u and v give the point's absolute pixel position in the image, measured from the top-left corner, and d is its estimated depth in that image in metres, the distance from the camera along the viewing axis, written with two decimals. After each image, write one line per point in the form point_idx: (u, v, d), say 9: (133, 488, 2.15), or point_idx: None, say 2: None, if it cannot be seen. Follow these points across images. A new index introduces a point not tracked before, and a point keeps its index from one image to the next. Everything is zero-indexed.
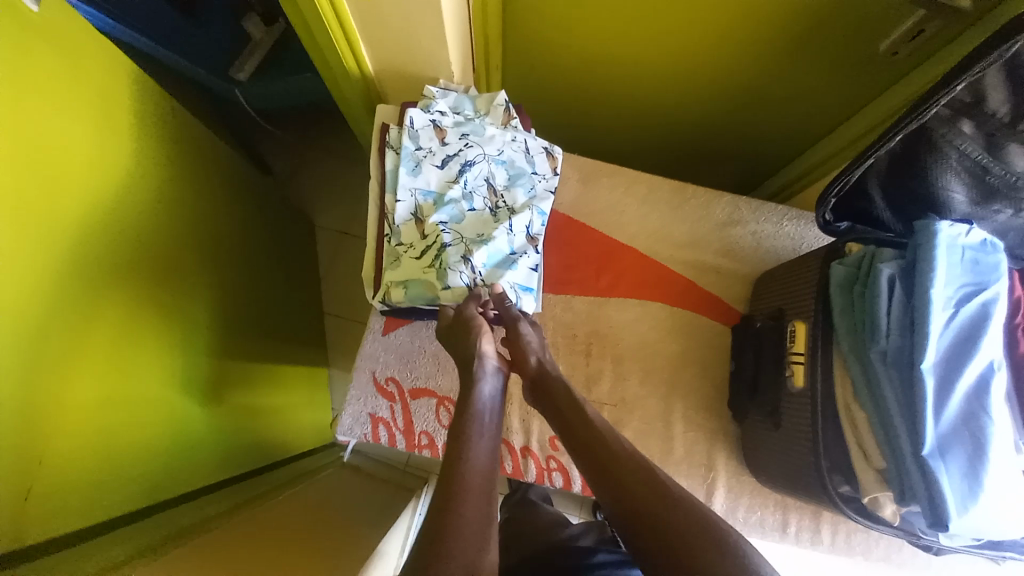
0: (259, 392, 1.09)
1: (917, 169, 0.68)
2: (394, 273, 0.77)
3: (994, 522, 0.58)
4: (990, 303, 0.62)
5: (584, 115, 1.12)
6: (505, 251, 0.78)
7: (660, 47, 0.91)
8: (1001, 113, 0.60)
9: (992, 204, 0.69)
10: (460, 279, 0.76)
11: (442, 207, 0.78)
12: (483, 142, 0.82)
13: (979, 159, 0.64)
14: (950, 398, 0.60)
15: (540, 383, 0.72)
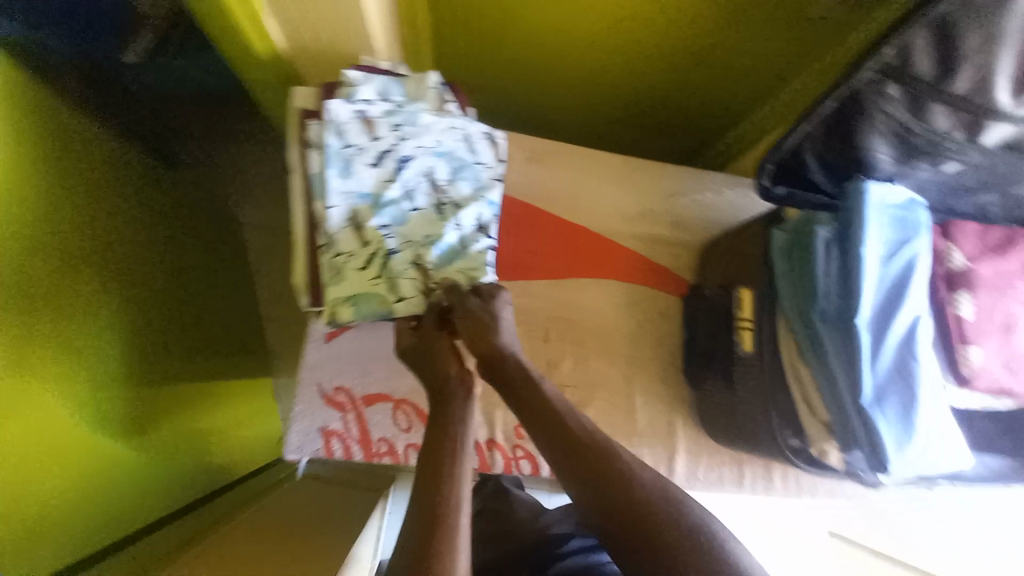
0: (197, 417, 1.00)
1: (845, 132, 0.71)
2: (337, 290, 0.70)
3: (925, 458, 0.63)
4: (914, 257, 0.67)
5: (525, 90, 1.08)
6: (456, 247, 0.73)
7: (598, 16, 0.88)
8: (924, 73, 0.62)
9: (915, 162, 0.73)
10: (411, 284, 0.70)
11: (383, 210, 0.71)
12: (419, 133, 0.76)
13: (904, 121, 0.67)
14: (884, 349, 0.64)
15: (496, 373, 0.64)
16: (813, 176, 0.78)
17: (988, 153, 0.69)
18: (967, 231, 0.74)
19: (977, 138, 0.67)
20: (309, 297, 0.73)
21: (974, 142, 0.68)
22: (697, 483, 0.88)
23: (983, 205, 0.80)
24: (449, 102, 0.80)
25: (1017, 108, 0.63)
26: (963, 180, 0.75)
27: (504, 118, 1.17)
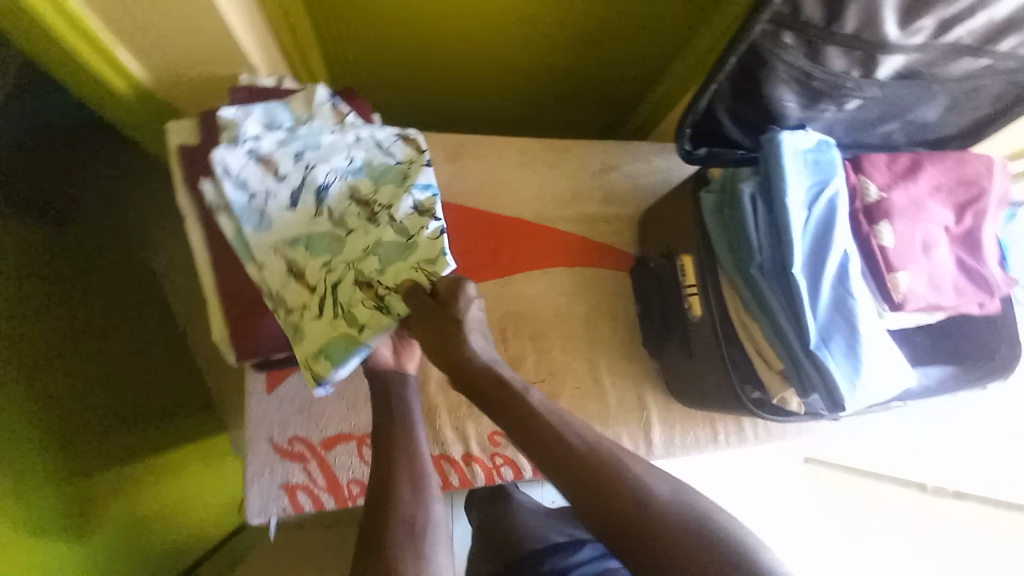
0: (139, 500, 0.91)
1: (751, 87, 0.72)
2: (305, 349, 0.62)
3: (875, 387, 0.66)
4: (835, 196, 0.69)
5: (432, 87, 1.03)
6: (400, 245, 0.61)
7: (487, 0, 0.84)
8: (815, 18, 0.63)
9: (821, 104, 0.75)
10: (369, 309, 0.60)
11: (317, 245, 0.64)
12: (325, 157, 0.68)
13: (804, 67, 0.69)
14: (821, 291, 0.65)
15: (469, 380, 0.62)
16: (729, 132, 0.80)
17: (882, 86, 0.73)
18: (878, 163, 0.78)
19: (871, 73, 0.71)
20: (236, 349, 0.68)
21: (870, 77, 0.72)
22: (677, 449, 0.89)
23: (886, 134, 0.85)
24: (346, 112, 0.73)
25: (903, 39, 0.67)
26: (864, 115, 0.79)
27: (418, 119, 1.11)
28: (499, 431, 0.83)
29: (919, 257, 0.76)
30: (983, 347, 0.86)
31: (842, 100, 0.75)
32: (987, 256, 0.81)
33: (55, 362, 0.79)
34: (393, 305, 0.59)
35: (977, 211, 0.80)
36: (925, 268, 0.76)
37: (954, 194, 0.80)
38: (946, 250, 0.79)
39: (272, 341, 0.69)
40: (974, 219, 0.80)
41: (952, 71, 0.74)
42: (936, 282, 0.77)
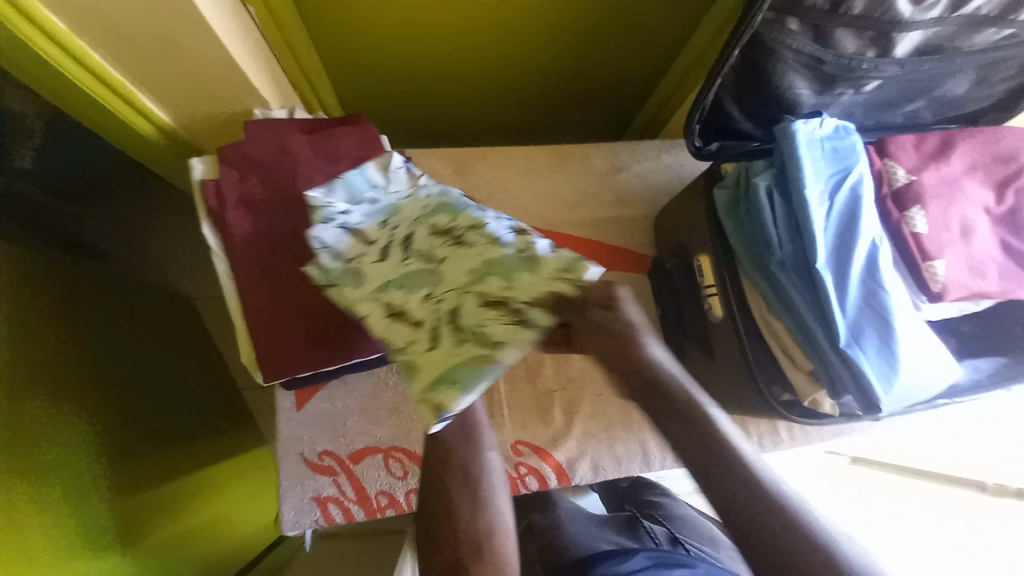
0: (185, 517, 0.95)
1: (756, 77, 0.70)
2: (417, 383, 0.51)
3: (916, 382, 0.62)
4: (858, 184, 0.66)
5: (437, 103, 1.05)
6: (519, 258, 0.55)
7: (484, 14, 0.85)
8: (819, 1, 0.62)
9: (835, 87, 0.73)
10: (506, 324, 0.51)
11: (414, 282, 0.57)
12: (407, 213, 0.66)
13: (813, 52, 0.67)
14: (849, 285, 0.62)
15: (640, 379, 0.57)
16: (738, 124, 0.78)
17: (902, 64, 0.71)
18: (905, 145, 0.75)
19: (887, 51, 0.69)
20: (263, 371, 0.71)
21: (888, 56, 0.69)
22: None
23: (911, 112, 0.82)
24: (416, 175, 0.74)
25: (918, 14, 0.65)
26: (884, 95, 0.77)
27: (423, 134, 1.14)
28: (521, 440, 0.83)
29: (956, 240, 0.72)
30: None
31: (859, 82, 0.73)
32: None
33: (112, 384, 0.86)
34: (534, 318, 0.51)
35: (1017, 188, 0.76)
36: (965, 252, 0.72)
37: (990, 171, 0.76)
38: (987, 231, 0.75)
39: (296, 360, 0.71)
40: (1015, 198, 0.76)
41: (972, 42, 0.71)
42: (979, 266, 0.72)
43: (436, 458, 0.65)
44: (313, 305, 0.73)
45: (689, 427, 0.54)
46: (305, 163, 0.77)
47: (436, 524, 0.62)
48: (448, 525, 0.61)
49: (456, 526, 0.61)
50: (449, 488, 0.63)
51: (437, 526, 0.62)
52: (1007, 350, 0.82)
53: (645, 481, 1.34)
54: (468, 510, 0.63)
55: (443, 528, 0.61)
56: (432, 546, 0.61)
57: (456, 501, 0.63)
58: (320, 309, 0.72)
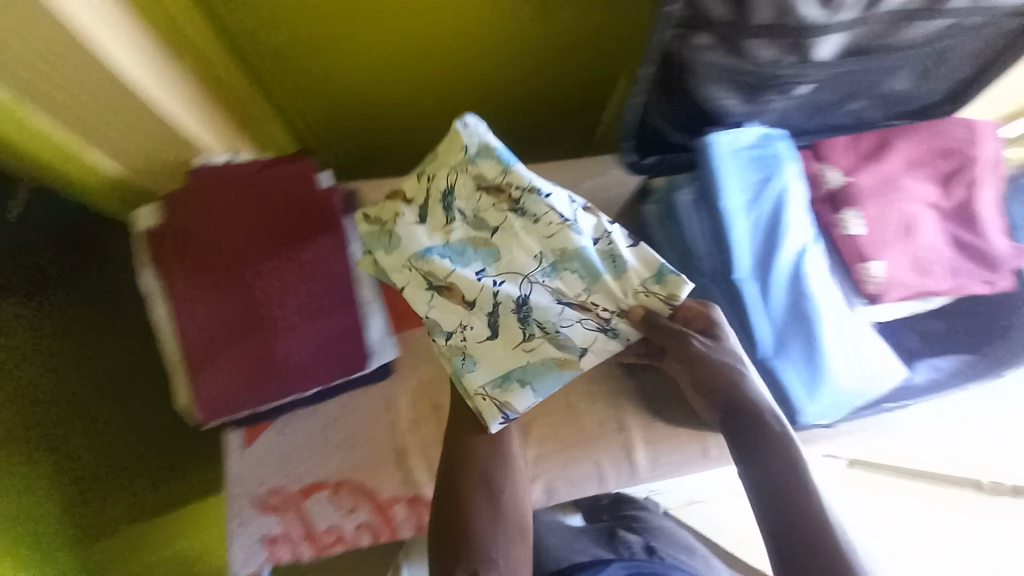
0: (168, 541, 1.02)
1: (676, 89, 0.70)
2: (483, 379, 0.63)
3: (845, 390, 0.62)
4: (781, 193, 0.65)
5: (393, 131, 1.03)
6: (601, 258, 0.58)
7: (429, 37, 0.84)
8: (717, 15, 0.59)
9: (764, 94, 0.71)
10: (589, 331, 0.59)
11: (465, 259, 0.62)
12: (440, 159, 0.65)
13: (728, 62, 0.65)
14: (773, 297, 0.61)
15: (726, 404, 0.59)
16: (671, 135, 0.77)
17: (826, 66, 0.67)
18: (840, 147, 0.72)
19: (808, 56, 0.65)
20: (197, 412, 0.73)
21: (809, 61, 0.66)
22: (664, 469, 0.85)
23: (859, 111, 0.79)
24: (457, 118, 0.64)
25: (830, 20, 0.60)
26: (821, 97, 0.74)
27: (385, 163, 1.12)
28: None
29: (900, 239, 0.69)
30: (996, 329, 0.78)
31: (788, 87, 0.70)
32: (987, 228, 0.73)
33: None
34: (623, 332, 0.59)
35: (967, 181, 0.72)
36: (910, 251, 0.69)
37: (936, 165, 0.72)
38: (936, 228, 0.71)
39: (228, 404, 0.73)
40: (965, 191, 0.73)
41: (905, 37, 0.66)
42: (926, 264, 0.70)
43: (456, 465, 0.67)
44: (247, 350, 0.72)
45: (772, 453, 0.55)
46: (236, 205, 0.75)
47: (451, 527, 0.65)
48: (462, 528, 0.65)
49: (468, 529, 0.64)
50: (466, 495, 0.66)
51: (452, 529, 0.65)
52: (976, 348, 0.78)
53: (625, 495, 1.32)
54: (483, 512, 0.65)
55: (457, 535, 0.64)
56: (446, 547, 0.64)
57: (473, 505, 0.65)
58: (250, 355, 0.72)
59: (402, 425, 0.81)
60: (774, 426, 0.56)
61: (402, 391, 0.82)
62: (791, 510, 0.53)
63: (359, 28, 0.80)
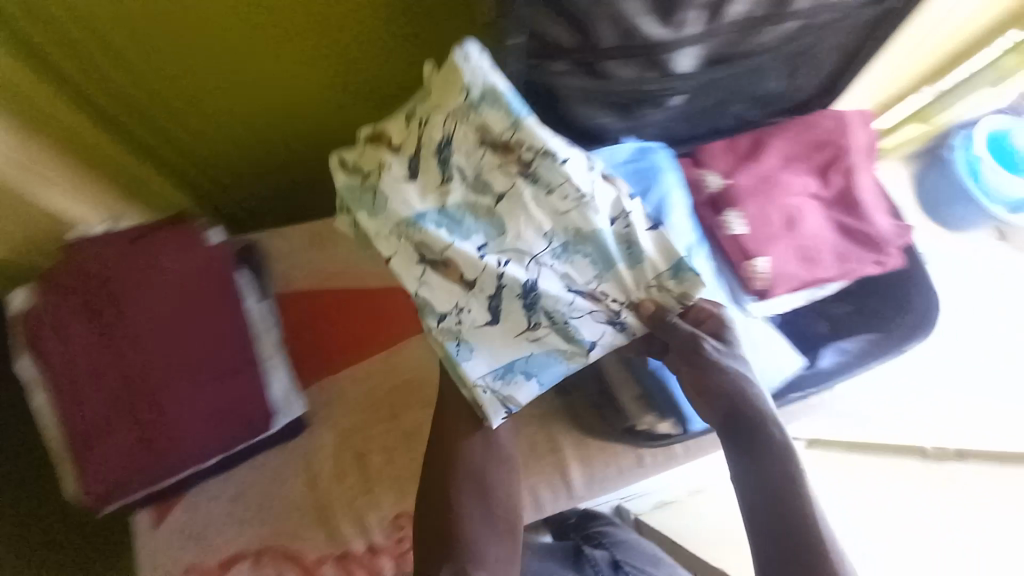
0: None
1: (547, 116, 0.68)
2: (481, 371, 0.63)
3: None
4: (660, 205, 0.68)
5: (302, 179, 0.96)
6: (617, 244, 0.60)
7: (306, 82, 0.77)
8: (567, 42, 0.57)
9: (638, 112, 0.71)
10: (598, 324, 0.62)
11: (465, 227, 0.61)
12: (439, 102, 0.61)
13: (593, 85, 0.63)
14: None
15: (724, 405, 0.61)
16: None
17: (690, 79, 0.67)
18: (717, 152, 0.74)
19: (670, 69, 0.64)
20: (85, 498, 0.69)
21: (672, 75, 0.65)
22: (601, 485, 0.84)
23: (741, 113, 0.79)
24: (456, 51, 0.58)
25: (680, 35, 0.60)
26: (701, 105, 0.74)
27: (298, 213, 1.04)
28: (403, 512, 0.78)
29: (782, 233, 0.70)
30: (894, 308, 0.80)
31: (663, 99, 0.69)
32: (869, 211, 0.74)
33: None
34: (632, 326, 0.63)
35: (843, 169, 0.74)
36: (793, 243, 0.70)
37: (810, 158, 0.74)
38: (818, 218, 0.73)
39: (116, 487, 0.68)
40: (842, 178, 0.74)
41: (763, 41, 0.65)
42: (810, 254, 0.71)
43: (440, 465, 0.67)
44: (134, 428, 0.68)
45: (766, 460, 0.58)
46: (103, 277, 0.70)
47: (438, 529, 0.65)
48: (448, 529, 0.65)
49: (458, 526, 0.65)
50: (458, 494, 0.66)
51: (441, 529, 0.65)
52: (883, 326, 0.80)
53: (594, 511, 1.23)
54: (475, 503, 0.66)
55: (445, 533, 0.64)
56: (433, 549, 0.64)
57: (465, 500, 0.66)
58: (138, 435, 0.68)
59: (322, 480, 0.78)
60: (773, 433, 0.59)
61: (320, 444, 0.79)
62: (784, 510, 0.56)
63: (224, 81, 0.75)
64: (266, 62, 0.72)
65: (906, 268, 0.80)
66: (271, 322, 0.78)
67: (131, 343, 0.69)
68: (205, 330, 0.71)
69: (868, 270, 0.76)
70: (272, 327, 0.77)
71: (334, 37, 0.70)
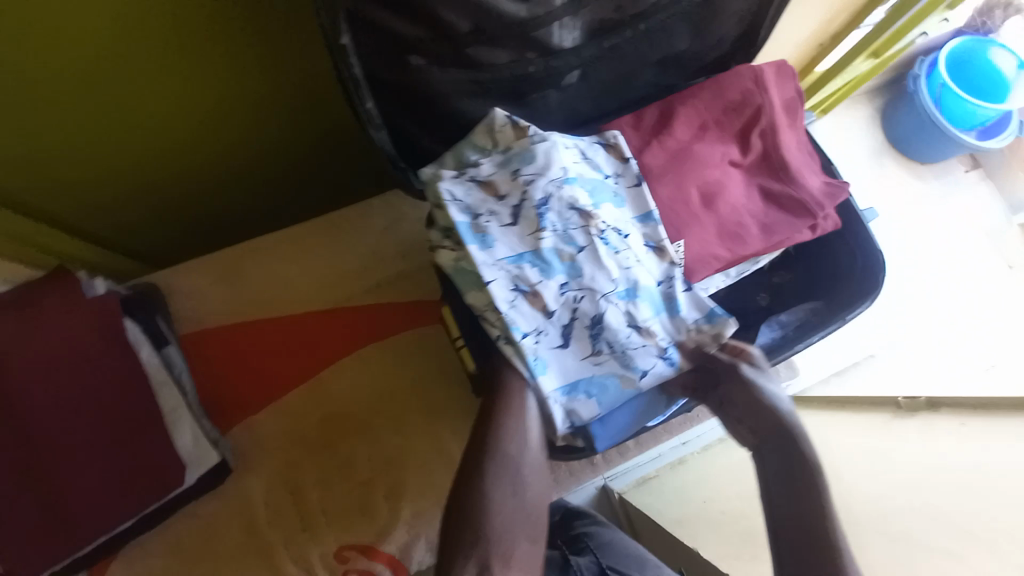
0: None
1: (421, 113, 0.60)
2: (552, 387, 0.60)
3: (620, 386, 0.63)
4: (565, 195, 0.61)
5: (188, 217, 0.90)
6: (664, 299, 0.63)
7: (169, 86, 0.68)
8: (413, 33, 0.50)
9: (530, 97, 0.63)
10: (651, 358, 0.62)
11: (554, 268, 0.60)
12: (537, 164, 0.61)
13: (465, 76, 0.56)
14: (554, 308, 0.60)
15: (754, 418, 0.63)
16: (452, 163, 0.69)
17: (579, 52, 0.59)
18: (623, 130, 0.69)
19: (550, 47, 0.57)
20: None
21: (555, 54, 0.58)
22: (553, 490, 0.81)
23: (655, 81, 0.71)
24: (548, 135, 0.62)
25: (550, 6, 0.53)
26: (599, 81, 0.65)
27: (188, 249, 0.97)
28: (348, 544, 0.74)
29: (700, 212, 0.65)
30: (835, 275, 0.76)
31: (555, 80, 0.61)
32: (797, 173, 0.68)
33: None
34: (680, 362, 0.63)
35: (763, 130, 0.68)
36: (714, 221, 0.65)
37: (725, 124, 0.69)
38: (740, 188, 0.67)
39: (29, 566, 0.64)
40: (763, 140, 0.68)
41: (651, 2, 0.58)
42: (736, 230, 0.66)
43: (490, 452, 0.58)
44: (41, 500, 0.65)
45: (797, 472, 0.58)
46: None
47: (465, 522, 0.55)
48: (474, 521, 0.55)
49: (501, 517, 0.55)
50: (509, 487, 0.57)
51: (476, 527, 0.54)
52: (824, 294, 0.76)
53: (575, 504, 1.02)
54: (528, 494, 0.58)
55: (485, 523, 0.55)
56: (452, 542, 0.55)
57: (513, 492, 0.57)
58: (39, 506, 0.65)
59: (256, 521, 0.75)
60: (805, 451, 0.60)
61: (251, 484, 0.76)
62: (793, 515, 0.56)
63: (97, 102, 0.67)
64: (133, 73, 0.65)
65: (843, 232, 0.75)
66: (168, 369, 0.74)
67: (19, 409, 0.65)
68: (99, 381, 0.68)
69: (805, 238, 0.68)
70: (166, 373, 0.73)
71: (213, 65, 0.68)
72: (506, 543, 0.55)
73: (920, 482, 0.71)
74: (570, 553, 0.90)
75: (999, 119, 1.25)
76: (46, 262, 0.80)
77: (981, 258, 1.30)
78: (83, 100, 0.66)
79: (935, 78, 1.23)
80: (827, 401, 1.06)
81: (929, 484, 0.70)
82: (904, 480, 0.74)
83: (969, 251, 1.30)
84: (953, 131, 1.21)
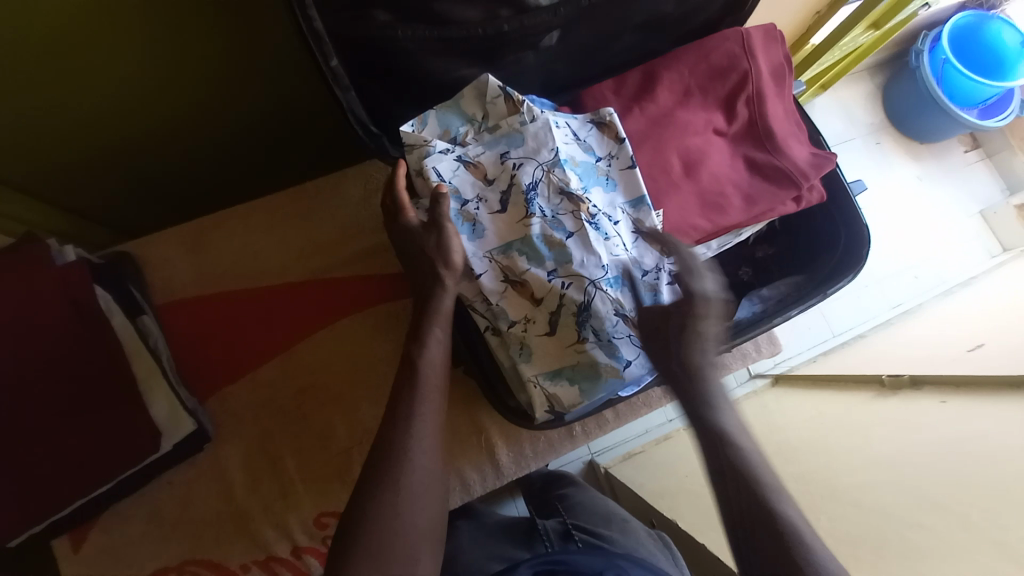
0: None
1: (389, 72, 0.58)
2: (537, 370, 0.61)
3: (606, 376, 0.61)
4: (552, 170, 0.60)
5: (162, 181, 0.90)
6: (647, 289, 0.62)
7: (133, 46, 0.67)
8: None
9: (507, 58, 0.60)
10: (635, 348, 0.60)
11: (540, 253, 0.59)
12: (525, 145, 0.60)
13: (434, 34, 0.54)
14: (536, 292, 0.60)
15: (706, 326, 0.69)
16: None
17: (557, 10, 0.56)
18: (604, 95, 0.67)
19: (524, 4, 0.54)
20: None
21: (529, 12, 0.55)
22: (530, 461, 0.79)
23: (640, 45, 0.68)
24: (541, 112, 0.61)
25: None
26: (578, 43, 0.62)
27: (161, 213, 0.96)
28: (326, 512, 0.76)
29: (680, 180, 0.63)
30: (820, 249, 0.75)
31: (531, 42, 0.59)
32: (783, 141, 0.66)
33: None
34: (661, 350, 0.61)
35: (749, 97, 0.66)
36: (694, 189, 0.63)
37: (709, 91, 0.67)
38: (723, 157, 0.65)
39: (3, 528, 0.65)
40: (749, 108, 0.66)
41: None
42: (716, 200, 0.64)
43: (396, 453, 0.53)
44: (17, 462, 0.65)
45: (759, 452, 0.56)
46: None
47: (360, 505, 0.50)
48: (374, 512, 0.50)
49: (408, 506, 0.51)
50: (410, 496, 0.51)
51: (376, 512, 0.50)
52: (804, 268, 0.75)
53: (560, 472, 1.05)
54: (430, 503, 0.53)
55: (386, 537, 0.49)
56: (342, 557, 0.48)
57: (417, 501, 0.52)
58: (19, 468, 0.65)
59: (236, 489, 0.76)
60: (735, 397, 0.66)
61: (230, 453, 0.77)
62: None
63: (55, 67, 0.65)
64: (91, 33, 0.63)
65: (827, 205, 0.74)
66: (144, 338, 0.74)
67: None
68: (72, 347, 0.68)
69: (788, 209, 0.66)
70: (140, 340, 0.72)
71: (181, 47, 0.69)
72: (411, 558, 0.49)
73: (893, 458, 0.71)
74: (539, 519, 0.91)
75: (1002, 97, 1.22)
76: (13, 230, 0.78)
77: (971, 239, 1.30)
78: (40, 67, 0.64)
79: (937, 54, 1.20)
80: (814, 380, 1.06)
81: (901, 459, 0.70)
82: (879, 448, 0.74)
83: (958, 232, 1.30)
84: (954, 107, 1.18)
